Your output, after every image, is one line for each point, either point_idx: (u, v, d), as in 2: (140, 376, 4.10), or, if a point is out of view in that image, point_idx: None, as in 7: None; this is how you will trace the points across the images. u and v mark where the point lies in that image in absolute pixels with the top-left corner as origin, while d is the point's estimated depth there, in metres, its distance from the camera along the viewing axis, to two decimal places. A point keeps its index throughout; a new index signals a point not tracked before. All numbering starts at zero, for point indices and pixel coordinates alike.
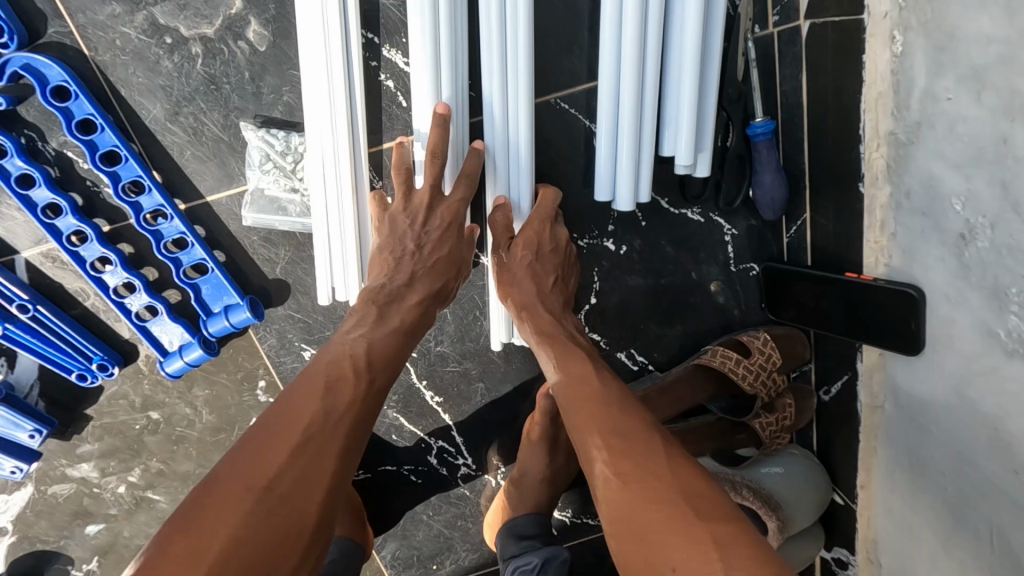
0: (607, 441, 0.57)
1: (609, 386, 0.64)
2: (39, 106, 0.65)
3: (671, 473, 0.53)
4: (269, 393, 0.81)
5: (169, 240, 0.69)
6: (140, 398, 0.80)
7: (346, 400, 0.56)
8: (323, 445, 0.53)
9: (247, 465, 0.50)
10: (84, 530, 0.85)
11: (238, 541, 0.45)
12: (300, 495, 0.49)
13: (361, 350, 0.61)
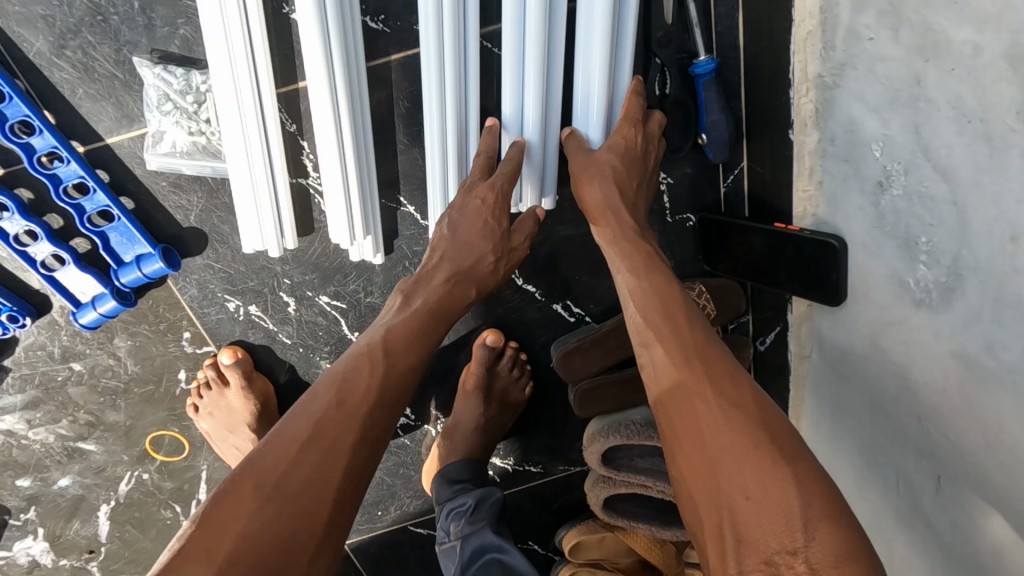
0: (685, 367, 0.55)
1: (695, 328, 0.58)
2: None
3: (756, 406, 0.50)
4: (195, 343, 0.80)
5: (70, 185, 0.65)
6: (59, 349, 0.77)
7: (361, 390, 0.57)
8: (338, 444, 0.53)
9: (267, 460, 0.51)
10: (16, 480, 0.86)
11: (248, 541, 0.46)
12: (312, 495, 0.50)
13: (391, 341, 0.62)
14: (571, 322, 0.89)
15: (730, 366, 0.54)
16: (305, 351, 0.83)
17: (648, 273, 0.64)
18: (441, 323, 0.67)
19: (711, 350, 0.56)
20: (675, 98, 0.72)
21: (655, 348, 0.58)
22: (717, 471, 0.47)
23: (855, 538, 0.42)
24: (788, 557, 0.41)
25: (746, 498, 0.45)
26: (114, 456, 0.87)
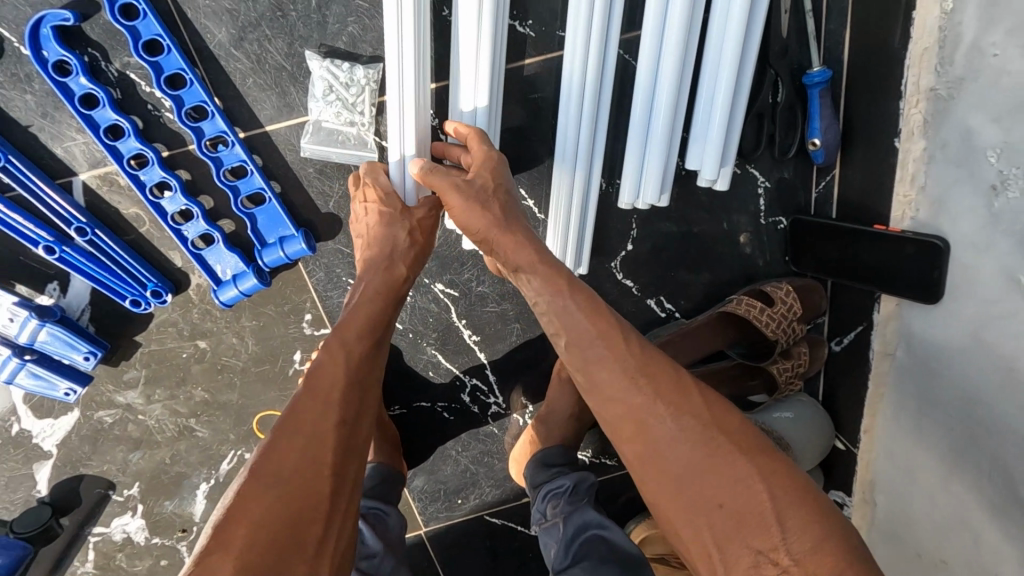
0: (649, 395, 0.59)
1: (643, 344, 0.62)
2: (105, 26, 0.64)
3: (709, 414, 0.58)
4: (315, 325, 0.83)
5: (228, 168, 0.70)
6: (189, 326, 0.81)
7: (330, 378, 0.59)
8: (319, 428, 0.55)
9: (262, 457, 0.53)
10: (126, 455, 0.89)
11: (259, 529, 0.48)
12: (303, 480, 0.52)
13: (347, 330, 0.63)
14: (661, 317, 0.94)
15: (687, 382, 0.60)
16: (413, 338, 0.90)
17: (569, 296, 0.63)
18: (392, 305, 0.68)
19: (662, 365, 0.61)
20: (786, 106, 0.77)
21: (609, 391, 0.60)
22: (687, 488, 0.56)
23: (814, 506, 0.54)
24: (770, 553, 0.53)
25: (720, 505, 0.55)
26: (221, 436, 0.90)
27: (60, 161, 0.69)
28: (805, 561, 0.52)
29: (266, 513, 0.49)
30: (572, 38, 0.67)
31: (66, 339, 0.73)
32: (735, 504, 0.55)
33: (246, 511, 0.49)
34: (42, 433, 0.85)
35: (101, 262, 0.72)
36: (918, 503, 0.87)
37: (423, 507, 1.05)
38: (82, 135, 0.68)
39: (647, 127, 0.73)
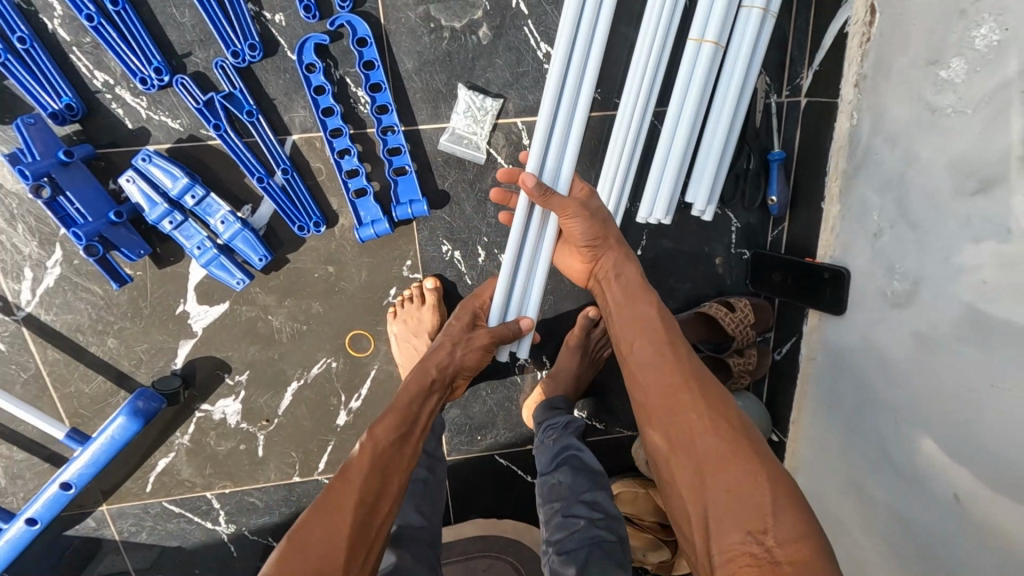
0: (691, 400, 0.81)
1: (692, 366, 0.85)
2: (341, 47, 1.02)
3: (738, 428, 0.77)
4: (413, 269, 1.17)
5: (390, 147, 1.05)
6: (325, 254, 1.14)
7: (360, 462, 0.82)
8: (348, 495, 0.78)
9: (310, 520, 0.75)
10: (248, 346, 1.19)
11: (296, 565, 0.70)
12: (329, 535, 0.74)
13: (377, 430, 0.88)
14: None
15: (723, 402, 0.81)
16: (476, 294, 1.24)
17: (654, 321, 0.91)
18: (416, 398, 0.95)
19: (706, 385, 0.83)
20: (755, 170, 1.17)
21: (664, 389, 0.84)
22: (707, 474, 0.74)
23: (806, 515, 0.68)
24: (758, 535, 0.67)
25: (728, 492, 0.71)
26: (321, 343, 1.20)
27: (283, 124, 1.04)
28: (789, 547, 0.65)
29: (304, 562, 0.71)
30: (626, 105, 1.07)
31: (252, 242, 1.05)
32: (737, 488, 0.71)
33: (295, 552, 0.72)
34: (197, 316, 1.15)
35: (287, 193, 1.06)
36: (827, 470, 1.21)
37: (451, 437, 1.33)
38: (304, 110, 1.04)
39: (663, 168, 1.12)
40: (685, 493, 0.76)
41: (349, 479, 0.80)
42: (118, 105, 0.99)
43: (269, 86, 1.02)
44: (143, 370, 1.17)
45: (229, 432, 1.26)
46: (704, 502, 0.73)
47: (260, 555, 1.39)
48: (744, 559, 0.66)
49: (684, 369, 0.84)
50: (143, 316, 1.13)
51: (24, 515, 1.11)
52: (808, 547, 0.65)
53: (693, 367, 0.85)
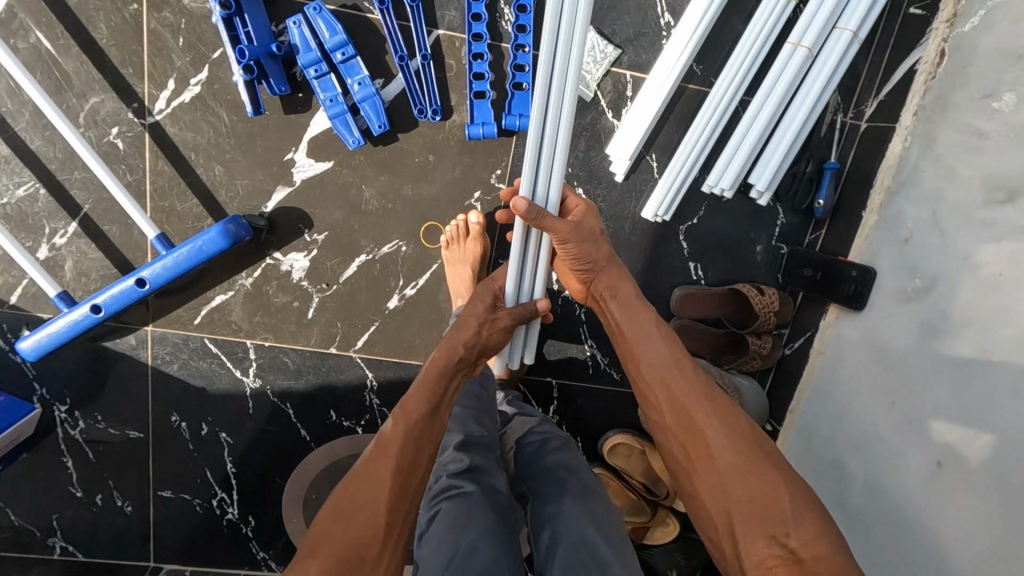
0: (701, 412, 0.95)
1: (697, 379, 0.99)
2: None
3: (749, 437, 0.91)
4: (500, 179, 1.31)
5: (518, 64, 1.20)
6: (430, 143, 1.27)
7: (398, 440, 0.92)
8: (382, 473, 0.87)
9: (350, 495, 0.85)
10: (334, 208, 1.29)
11: (330, 556, 0.79)
12: (369, 509, 0.83)
13: (409, 402, 0.97)
14: (692, 279, 1.43)
15: (730, 410, 0.95)
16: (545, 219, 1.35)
17: (657, 337, 1.06)
18: (443, 379, 1.04)
19: (716, 396, 0.97)
20: (811, 175, 1.34)
21: (676, 403, 0.97)
22: (726, 481, 0.88)
23: (818, 513, 0.84)
24: (784, 537, 0.81)
25: (750, 500, 0.86)
26: (398, 225, 1.32)
27: (434, 19, 1.20)
28: (807, 544, 0.80)
29: (334, 552, 0.79)
30: (721, 84, 1.25)
31: (376, 110, 1.18)
32: (758, 499, 0.85)
33: (331, 531, 0.81)
34: (302, 168, 1.26)
35: (418, 78, 1.20)
36: (814, 453, 1.34)
37: None
38: (455, 13, 1.21)
39: (737, 147, 1.29)
40: (707, 502, 0.90)
41: (385, 455, 0.90)
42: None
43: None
44: (235, 204, 1.26)
45: (289, 286, 1.34)
46: (727, 508, 0.87)
47: (273, 418, 1.45)
48: (774, 554, 0.81)
49: (692, 381, 0.99)
50: (254, 153, 1.24)
51: (92, 301, 1.18)
52: (825, 543, 0.80)
53: (703, 383, 0.98)
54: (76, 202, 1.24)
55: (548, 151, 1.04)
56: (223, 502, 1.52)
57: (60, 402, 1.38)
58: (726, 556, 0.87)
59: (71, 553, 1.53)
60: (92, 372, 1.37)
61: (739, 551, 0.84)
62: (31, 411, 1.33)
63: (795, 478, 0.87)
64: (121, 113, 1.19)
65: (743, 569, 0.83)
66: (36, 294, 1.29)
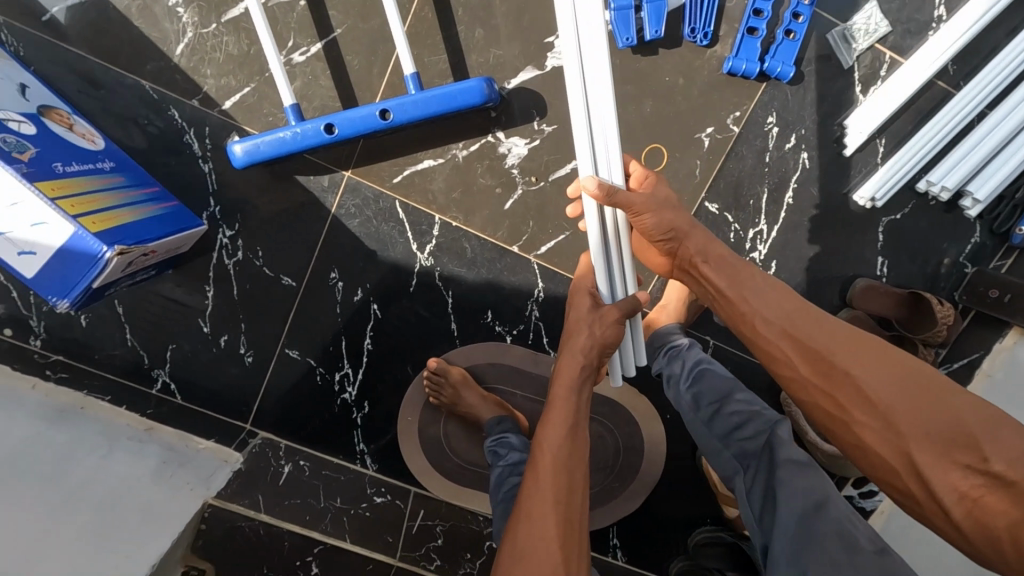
0: (840, 355, 0.84)
1: (839, 327, 0.89)
2: None
3: (905, 368, 0.80)
4: (737, 121, 1.31)
5: (796, 12, 1.23)
6: (685, 65, 1.27)
7: (547, 476, 0.95)
8: (546, 509, 0.91)
9: (520, 534, 0.89)
10: (571, 103, 1.28)
11: None
12: (542, 543, 0.87)
13: (545, 439, 1.00)
14: (875, 274, 1.43)
15: (871, 343, 0.84)
16: (763, 174, 1.35)
17: (768, 288, 0.98)
18: (571, 403, 1.06)
19: (848, 332, 0.87)
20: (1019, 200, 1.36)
21: (812, 357, 0.86)
22: (892, 418, 0.77)
23: (1009, 420, 0.72)
24: (983, 462, 0.70)
25: (927, 433, 0.74)
26: (625, 138, 1.30)
27: None
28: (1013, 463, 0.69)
29: None
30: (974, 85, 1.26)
31: (656, 15, 1.18)
32: (938, 429, 0.74)
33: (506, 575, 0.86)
34: (557, 55, 1.25)
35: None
36: None
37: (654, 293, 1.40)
38: None
39: (969, 151, 1.30)
40: (876, 447, 0.78)
41: (540, 490, 0.93)
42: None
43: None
44: (482, 70, 1.24)
45: (498, 170, 1.31)
46: (907, 447, 0.75)
47: (429, 303, 1.40)
48: (977, 484, 0.70)
49: (819, 326, 0.89)
50: (519, 26, 1.23)
51: (327, 119, 1.14)
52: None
53: (837, 326, 0.88)
54: (331, 24, 1.21)
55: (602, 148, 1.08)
56: (344, 378, 1.45)
57: (227, 226, 1.32)
58: (920, 505, 0.75)
59: (171, 392, 1.43)
60: (272, 203, 1.31)
61: (932, 492, 0.73)
62: (200, 226, 1.26)
63: (971, 393, 0.75)
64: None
65: (949, 517, 0.72)
66: (250, 106, 1.24)
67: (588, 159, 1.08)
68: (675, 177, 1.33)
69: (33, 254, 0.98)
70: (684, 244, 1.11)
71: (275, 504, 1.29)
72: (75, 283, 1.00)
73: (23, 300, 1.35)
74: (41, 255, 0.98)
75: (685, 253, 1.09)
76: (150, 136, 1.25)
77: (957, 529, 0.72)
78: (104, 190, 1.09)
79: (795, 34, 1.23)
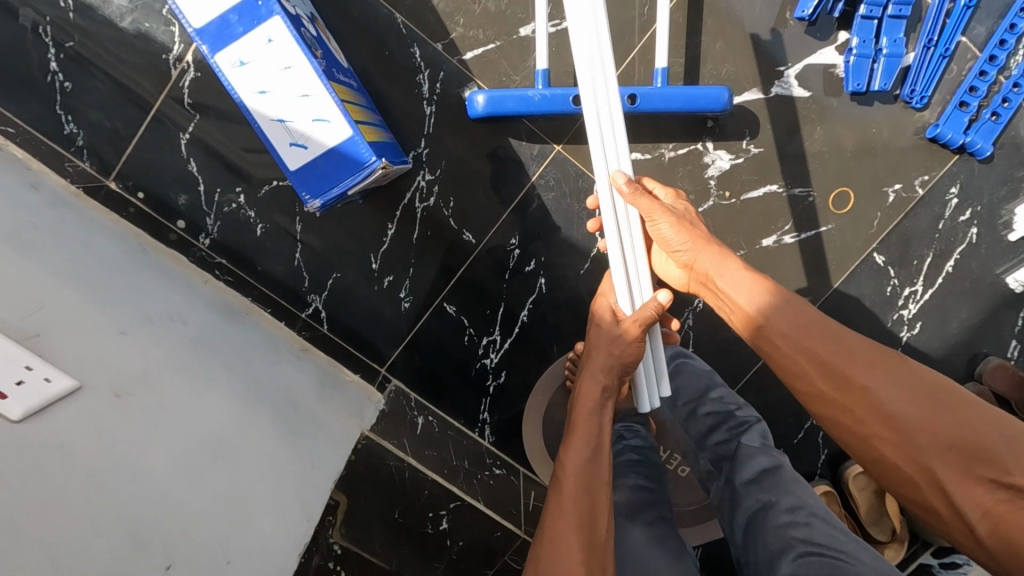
0: (862, 370, 0.88)
1: (853, 336, 0.92)
2: None
3: (926, 379, 0.85)
4: (925, 184, 1.38)
5: (1007, 98, 1.31)
6: (894, 122, 1.35)
7: (569, 488, 0.95)
8: (570, 524, 0.89)
9: (542, 551, 0.87)
10: (782, 132, 1.34)
11: None
12: (565, 556, 0.85)
13: (567, 454, 0.99)
14: (1007, 355, 1.49)
15: (884, 354, 0.88)
16: (933, 239, 1.42)
17: (785, 305, 0.96)
18: (595, 412, 1.05)
19: (865, 344, 0.90)
20: None
21: (840, 377, 0.89)
22: (920, 434, 0.82)
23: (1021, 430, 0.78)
24: (1007, 473, 0.75)
25: (946, 444, 0.80)
26: (820, 174, 1.37)
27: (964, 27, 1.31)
28: None
29: None
30: None
31: (890, 70, 1.26)
32: (958, 442, 0.79)
33: None
34: (783, 86, 1.32)
35: (927, 65, 1.30)
36: None
37: None
38: (981, 30, 1.31)
39: None
40: (899, 462, 0.83)
41: (562, 507, 0.92)
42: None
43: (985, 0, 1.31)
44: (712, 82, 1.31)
45: (698, 177, 1.36)
46: (926, 461, 0.81)
47: (592, 288, 1.42)
48: (1002, 499, 0.75)
49: (832, 344, 0.91)
50: (757, 50, 1.31)
51: (579, 91, 1.17)
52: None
53: (852, 336, 0.92)
54: None
55: (611, 136, 1.07)
56: (491, 344, 1.43)
57: (428, 170, 1.33)
58: (941, 517, 0.81)
59: (318, 320, 1.41)
60: (477, 158, 1.33)
61: (958, 508, 0.78)
62: (406, 161, 1.27)
63: (985, 404, 0.82)
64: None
65: (973, 531, 0.77)
66: (489, 62, 1.27)
67: (600, 154, 1.06)
68: (855, 222, 1.40)
69: (304, 147, 0.99)
70: (691, 245, 1.07)
71: (419, 450, 1.34)
72: (332, 186, 1.01)
73: (205, 196, 1.33)
74: (312, 151, 0.99)
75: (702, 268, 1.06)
76: (387, 66, 1.27)
77: (981, 544, 0.77)
78: (358, 105, 1.11)
79: (998, 117, 1.32)
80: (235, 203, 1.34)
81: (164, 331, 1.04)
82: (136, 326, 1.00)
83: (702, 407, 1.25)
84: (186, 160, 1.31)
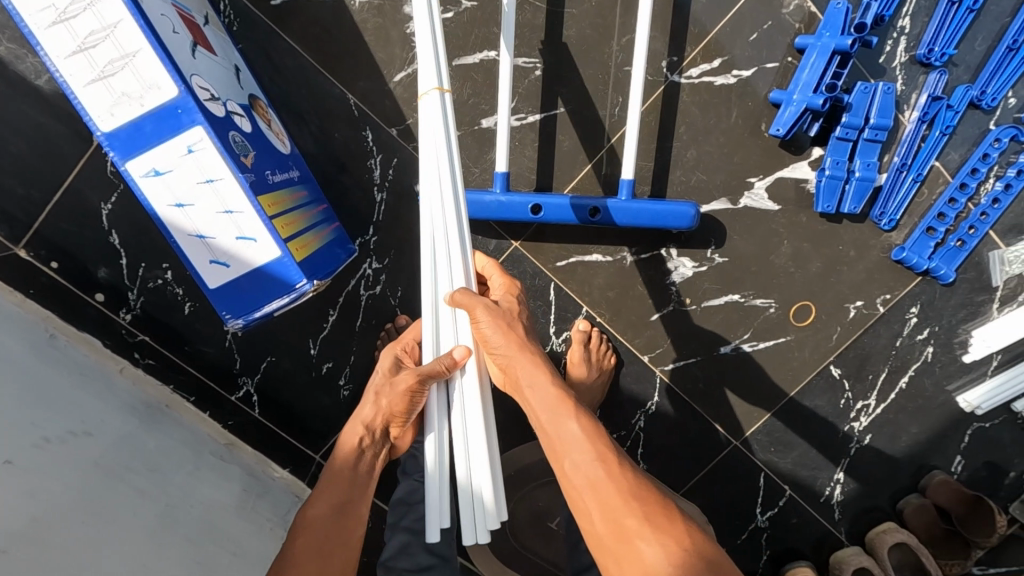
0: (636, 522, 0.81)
1: (637, 485, 0.85)
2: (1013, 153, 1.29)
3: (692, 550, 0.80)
4: (885, 302, 1.35)
5: (973, 227, 1.28)
6: (858, 238, 1.31)
7: (309, 527, 0.93)
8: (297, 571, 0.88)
9: None
10: (745, 240, 1.30)
11: None
12: None
13: (320, 496, 0.96)
14: (951, 470, 1.46)
15: (662, 511, 0.83)
16: (889, 356, 1.39)
17: (576, 444, 0.87)
18: (363, 458, 1.00)
19: (644, 497, 0.84)
20: None
21: (614, 518, 0.82)
22: None
23: None
24: None
25: None
26: (779, 285, 1.33)
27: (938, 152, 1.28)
28: None
29: None
30: None
31: (860, 194, 1.22)
32: None
33: None
34: (752, 197, 1.28)
35: (898, 188, 1.26)
36: None
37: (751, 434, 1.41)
38: (954, 156, 1.28)
39: None
40: None
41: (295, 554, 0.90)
42: (892, 46, 1.22)
43: (962, 125, 1.27)
44: (678, 189, 1.25)
45: (658, 282, 1.32)
46: None
47: None
48: None
49: (614, 492, 0.84)
50: (730, 160, 1.25)
51: (539, 201, 1.10)
52: None
53: (635, 481, 0.85)
54: (557, 102, 1.20)
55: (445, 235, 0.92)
56: None
57: (376, 258, 1.25)
58: None
59: (250, 404, 1.30)
60: None
61: None
62: (353, 248, 1.16)
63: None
64: (659, 58, 1.21)
65: None
66: None
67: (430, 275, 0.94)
68: (815, 336, 1.36)
69: (226, 266, 0.90)
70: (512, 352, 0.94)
71: None
72: (256, 307, 0.93)
73: (128, 270, 1.22)
74: (234, 270, 0.91)
75: (513, 373, 0.94)
76: (335, 150, 1.18)
77: None
78: (298, 205, 1.01)
79: (963, 244, 1.29)
80: (160, 279, 1.23)
81: (59, 459, 0.91)
82: (27, 456, 0.87)
83: (587, 540, 1.09)
84: (107, 232, 1.20)
